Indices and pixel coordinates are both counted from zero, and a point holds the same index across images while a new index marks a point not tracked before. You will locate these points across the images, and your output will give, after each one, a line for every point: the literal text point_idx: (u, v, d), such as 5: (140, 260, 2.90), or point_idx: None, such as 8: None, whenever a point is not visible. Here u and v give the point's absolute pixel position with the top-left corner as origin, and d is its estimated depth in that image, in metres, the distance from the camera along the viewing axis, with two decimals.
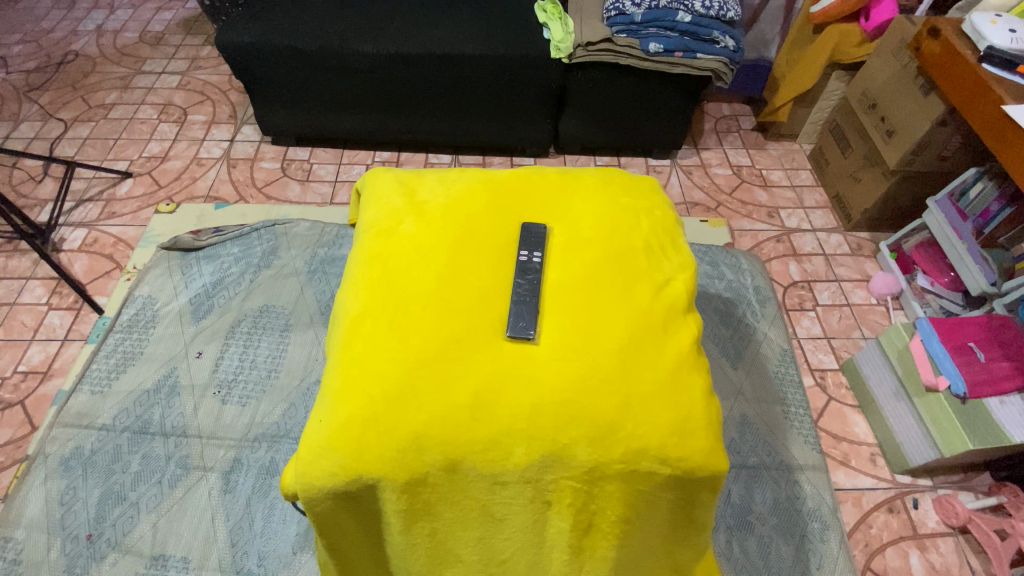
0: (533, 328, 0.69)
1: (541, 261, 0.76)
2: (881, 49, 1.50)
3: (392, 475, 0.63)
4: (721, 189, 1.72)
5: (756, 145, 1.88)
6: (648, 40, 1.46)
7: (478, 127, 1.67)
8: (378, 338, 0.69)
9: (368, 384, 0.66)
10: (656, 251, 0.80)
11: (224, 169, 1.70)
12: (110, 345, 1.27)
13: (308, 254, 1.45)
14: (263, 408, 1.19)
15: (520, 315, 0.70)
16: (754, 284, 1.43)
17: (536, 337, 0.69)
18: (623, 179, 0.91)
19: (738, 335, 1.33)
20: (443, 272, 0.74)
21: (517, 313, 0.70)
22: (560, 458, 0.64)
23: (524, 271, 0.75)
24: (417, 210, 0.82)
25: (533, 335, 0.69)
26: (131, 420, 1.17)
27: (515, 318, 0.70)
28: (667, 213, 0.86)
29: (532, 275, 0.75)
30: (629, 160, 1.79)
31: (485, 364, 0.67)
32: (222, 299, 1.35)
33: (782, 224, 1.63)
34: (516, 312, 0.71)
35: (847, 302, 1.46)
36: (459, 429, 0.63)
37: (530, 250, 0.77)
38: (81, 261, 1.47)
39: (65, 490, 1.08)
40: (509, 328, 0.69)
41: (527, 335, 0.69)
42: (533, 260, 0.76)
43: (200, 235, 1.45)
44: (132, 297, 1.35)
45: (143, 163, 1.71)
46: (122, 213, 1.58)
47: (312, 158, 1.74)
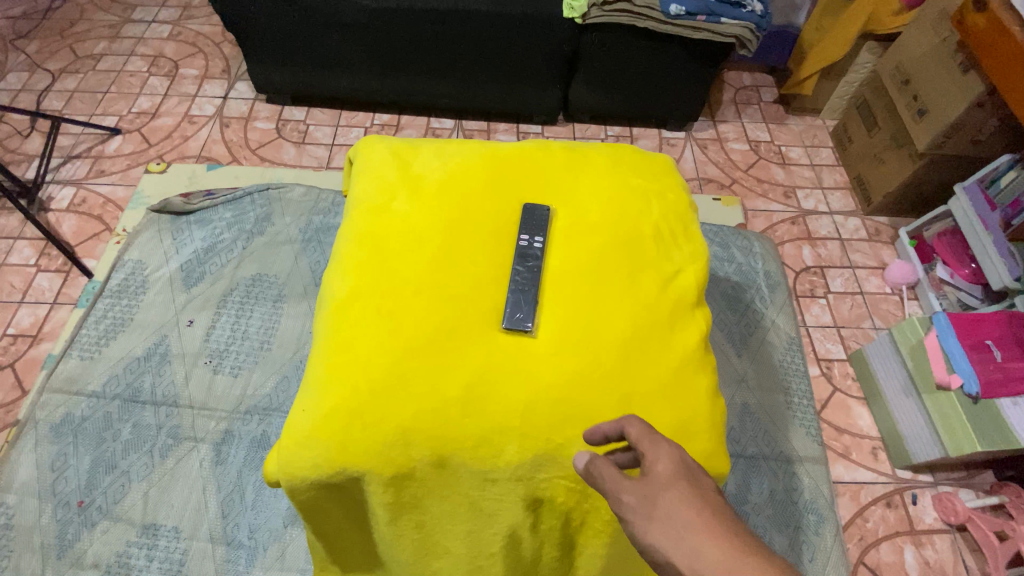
0: (530, 319, 0.65)
1: (543, 247, 0.71)
2: (919, 20, 1.39)
3: (378, 468, 0.60)
4: (737, 165, 1.64)
5: (777, 119, 1.78)
6: (669, 2, 1.36)
7: (483, 91, 1.58)
8: (364, 323, 0.64)
9: (354, 373, 0.62)
10: (666, 239, 0.74)
11: (217, 128, 1.62)
12: (100, 310, 1.24)
13: (303, 221, 1.40)
14: (255, 380, 1.17)
15: (516, 305, 0.66)
16: (764, 268, 1.38)
17: (533, 330, 0.65)
18: (634, 157, 0.85)
19: (745, 321, 1.28)
20: (437, 255, 0.70)
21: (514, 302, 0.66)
22: (554, 458, 0.61)
23: (524, 257, 0.70)
24: (411, 186, 0.77)
25: (529, 328, 0.65)
26: (122, 389, 1.14)
27: (510, 309, 0.66)
28: (680, 197, 0.80)
29: (531, 260, 0.70)
30: (641, 132, 1.70)
31: (478, 356, 0.63)
32: (214, 266, 1.31)
33: (798, 206, 1.56)
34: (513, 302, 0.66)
35: (860, 290, 1.41)
36: (449, 424, 0.60)
37: (531, 234, 0.72)
38: (69, 222, 1.42)
39: (55, 457, 1.07)
40: (505, 319, 0.65)
41: (523, 327, 0.65)
42: (534, 245, 0.71)
43: (190, 198, 1.40)
44: (121, 261, 1.31)
45: (132, 120, 1.64)
46: (112, 172, 1.52)
47: (309, 119, 1.66)
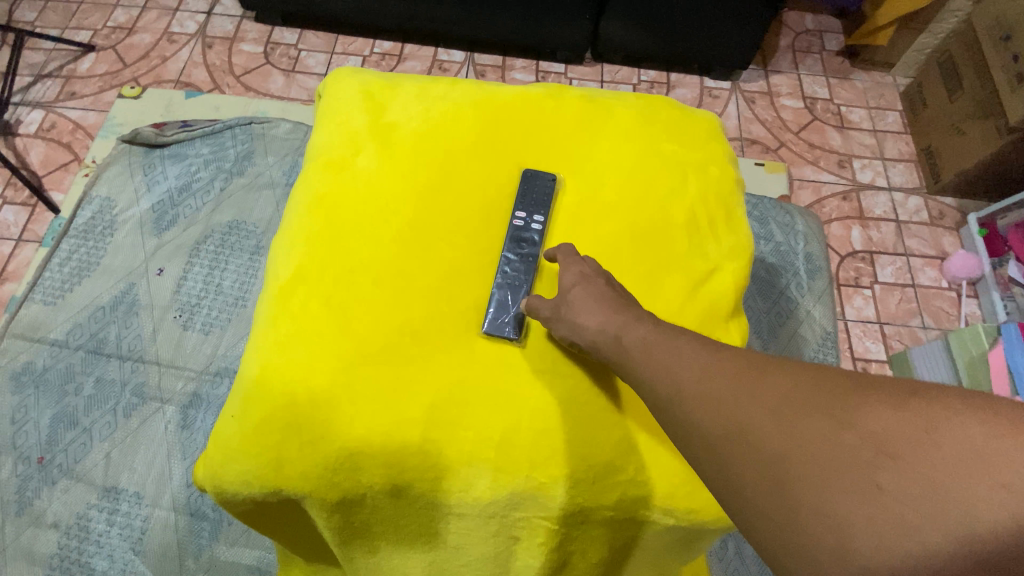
0: (517, 326, 0.54)
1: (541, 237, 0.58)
2: None
3: (319, 494, 0.50)
4: (788, 125, 1.42)
5: (839, 73, 1.53)
6: None
7: (498, 20, 1.36)
8: (311, 315, 0.53)
9: (295, 378, 0.51)
10: (700, 229, 0.59)
11: (198, 49, 1.44)
12: (65, 251, 1.13)
13: (287, 163, 1.25)
14: (227, 340, 1.07)
15: (503, 306, 0.54)
16: (806, 250, 1.20)
17: (520, 341, 0.54)
18: (670, 113, 0.67)
19: (777, 310, 1.13)
20: (407, 233, 0.57)
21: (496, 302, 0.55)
22: (532, 499, 0.50)
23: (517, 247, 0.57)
24: (384, 138, 0.62)
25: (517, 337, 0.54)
26: (85, 339, 1.06)
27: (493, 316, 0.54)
28: (725, 171, 0.64)
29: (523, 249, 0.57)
30: (679, 79, 1.47)
31: (447, 366, 0.52)
32: (188, 208, 1.18)
33: (853, 178, 1.36)
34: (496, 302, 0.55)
35: (911, 282, 1.24)
36: (406, 449, 0.49)
37: (529, 212, 0.58)
38: (37, 149, 1.29)
39: (15, 409, 1.00)
40: (486, 323, 0.54)
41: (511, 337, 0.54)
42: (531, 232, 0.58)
43: (164, 129, 1.25)
44: (88, 196, 1.18)
45: (107, 35, 1.46)
46: (83, 94, 1.37)
47: (300, 44, 1.47)
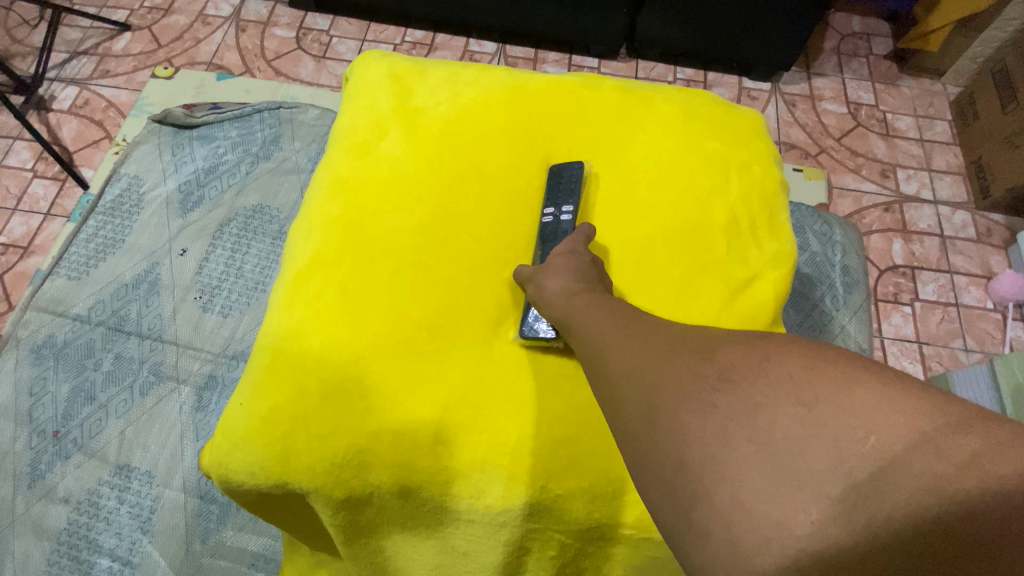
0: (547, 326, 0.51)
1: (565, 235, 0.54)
2: None
3: (325, 489, 0.48)
4: (828, 131, 1.36)
5: (886, 78, 1.46)
6: None
7: (533, 11, 1.33)
8: (326, 303, 0.51)
9: (306, 368, 0.49)
10: (741, 233, 0.55)
11: (232, 31, 1.44)
12: (91, 227, 1.14)
13: (313, 149, 1.24)
14: (245, 324, 1.07)
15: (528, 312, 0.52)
16: (843, 262, 1.14)
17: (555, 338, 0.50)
18: (713, 110, 0.64)
19: (809, 324, 1.08)
20: (429, 223, 0.55)
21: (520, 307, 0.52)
22: (546, 510, 0.48)
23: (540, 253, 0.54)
24: (411, 123, 0.60)
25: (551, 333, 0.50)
26: (107, 316, 1.06)
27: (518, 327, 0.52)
28: (769, 172, 0.60)
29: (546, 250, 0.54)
30: (716, 79, 1.42)
31: (464, 365, 0.50)
32: (213, 190, 1.18)
33: (896, 188, 1.29)
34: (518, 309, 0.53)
35: (954, 301, 1.17)
36: (417, 449, 0.47)
37: (556, 204, 0.56)
38: (70, 125, 1.31)
39: (34, 381, 1.00)
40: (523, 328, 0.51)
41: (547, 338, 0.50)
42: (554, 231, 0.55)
43: (194, 111, 1.26)
44: (116, 174, 1.19)
45: (144, 15, 1.47)
46: (117, 73, 1.38)
47: (332, 31, 1.46)
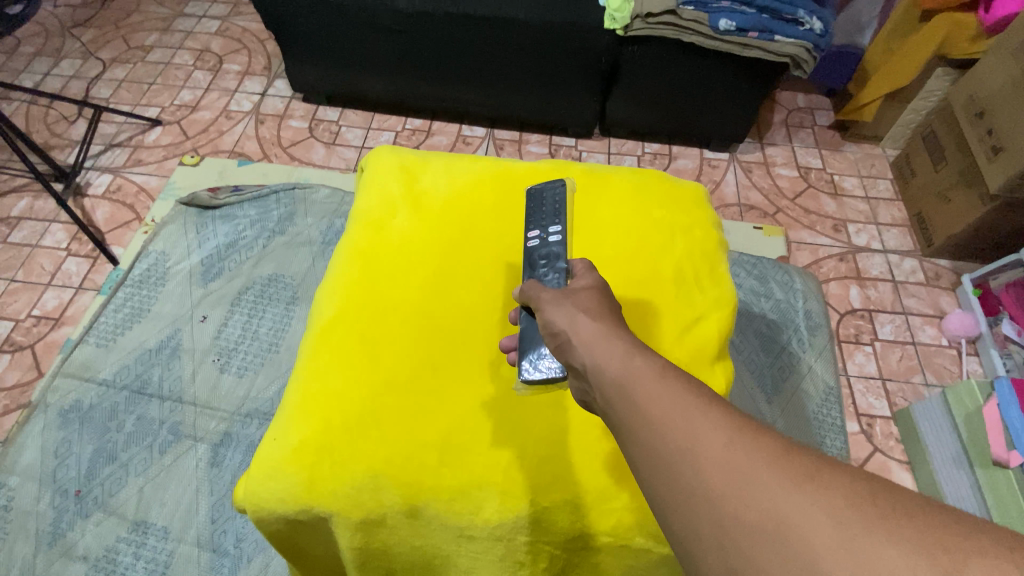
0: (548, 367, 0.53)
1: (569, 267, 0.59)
2: (999, 48, 1.24)
3: (345, 511, 0.56)
4: (783, 193, 1.53)
5: (831, 145, 1.65)
6: (718, 16, 1.26)
7: (518, 99, 1.53)
8: (347, 351, 0.61)
9: (331, 407, 0.59)
10: (688, 282, 0.67)
11: (252, 124, 1.64)
12: (120, 298, 1.25)
13: (324, 223, 1.39)
14: (259, 383, 1.15)
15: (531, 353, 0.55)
16: (805, 307, 1.26)
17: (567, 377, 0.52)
18: (661, 185, 0.78)
19: (779, 364, 1.17)
20: (432, 281, 0.66)
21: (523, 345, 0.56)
22: (536, 523, 0.56)
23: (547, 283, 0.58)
24: (416, 203, 0.73)
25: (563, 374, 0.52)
26: (130, 380, 1.15)
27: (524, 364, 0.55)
28: (709, 233, 0.73)
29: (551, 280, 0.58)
30: (681, 150, 1.61)
31: (463, 398, 0.59)
32: (232, 262, 1.31)
33: (848, 241, 1.44)
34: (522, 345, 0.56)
35: (911, 340, 1.28)
36: (424, 471, 0.56)
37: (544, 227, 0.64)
38: (103, 208, 1.45)
39: (60, 443, 1.07)
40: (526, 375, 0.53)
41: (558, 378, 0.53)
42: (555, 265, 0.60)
43: (218, 193, 1.41)
44: (145, 251, 1.32)
45: (173, 112, 1.66)
46: (148, 161, 1.54)
47: (341, 121, 1.65)
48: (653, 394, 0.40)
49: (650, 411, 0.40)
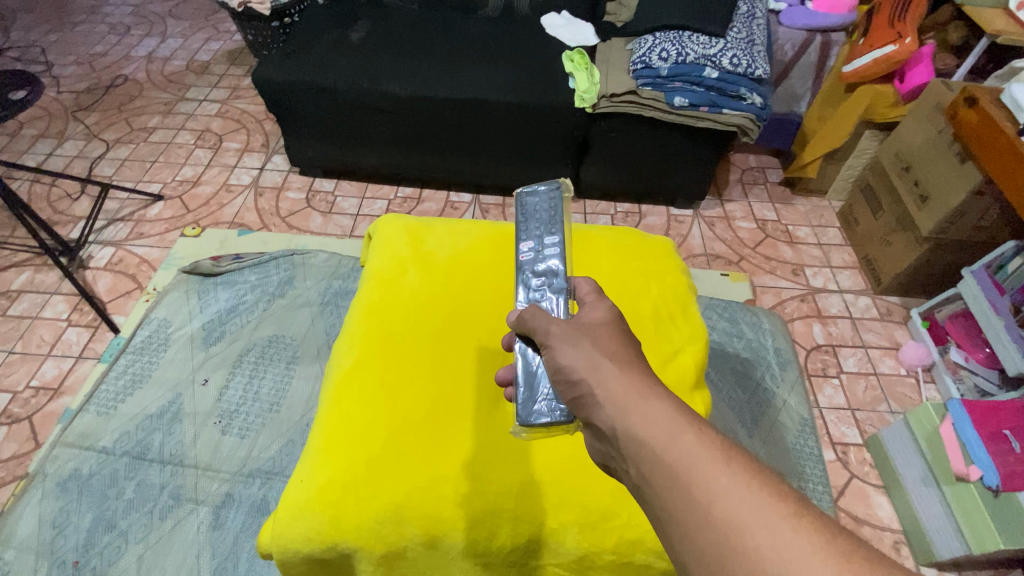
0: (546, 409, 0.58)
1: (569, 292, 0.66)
2: (915, 112, 1.44)
3: (369, 545, 0.61)
4: (744, 243, 1.68)
5: (783, 199, 1.83)
6: (673, 95, 1.45)
7: (501, 167, 1.68)
8: (367, 396, 0.68)
9: (353, 447, 0.65)
10: (665, 321, 0.77)
11: (251, 197, 1.74)
12: (121, 366, 1.28)
13: (322, 285, 1.46)
14: (261, 443, 1.18)
15: (534, 396, 0.59)
16: (774, 346, 1.37)
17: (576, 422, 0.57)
18: (635, 240, 0.90)
19: (756, 400, 1.26)
20: (440, 330, 0.74)
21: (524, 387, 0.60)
22: (545, 545, 0.61)
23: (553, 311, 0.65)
24: (422, 261, 0.83)
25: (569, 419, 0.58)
26: (131, 445, 1.16)
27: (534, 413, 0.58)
28: (678, 279, 0.84)
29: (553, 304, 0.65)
30: (650, 208, 1.77)
31: (474, 433, 0.66)
32: (234, 326, 1.36)
33: (807, 283, 1.58)
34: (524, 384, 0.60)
35: (873, 371, 1.39)
36: (442, 502, 0.61)
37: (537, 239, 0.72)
38: (104, 280, 1.50)
39: (58, 513, 1.07)
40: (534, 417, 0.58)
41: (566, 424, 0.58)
42: (553, 286, 0.67)
43: (219, 261, 1.48)
44: (147, 318, 1.37)
45: (175, 187, 1.76)
46: (149, 234, 1.61)
47: (337, 191, 1.77)
48: (683, 438, 0.42)
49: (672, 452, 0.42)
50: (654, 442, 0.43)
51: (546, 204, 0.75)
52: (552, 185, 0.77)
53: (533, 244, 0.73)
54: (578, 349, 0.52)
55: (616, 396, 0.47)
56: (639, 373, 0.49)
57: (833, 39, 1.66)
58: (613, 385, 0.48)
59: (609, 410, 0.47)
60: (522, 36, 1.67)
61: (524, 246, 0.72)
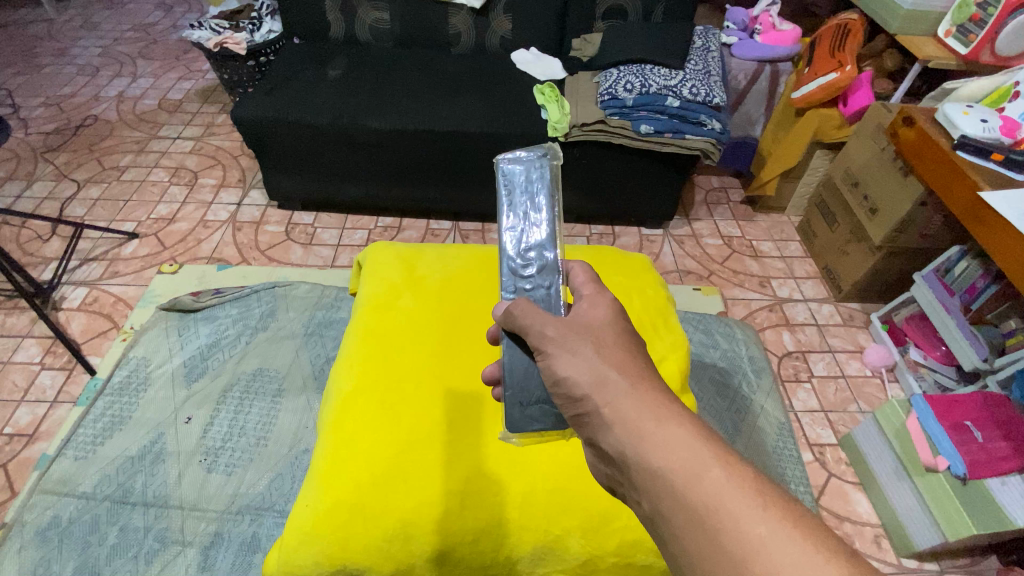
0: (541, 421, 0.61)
1: (563, 279, 0.65)
2: (860, 132, 1.56)
3: (379, 565, 0.62)
4: (713, 258, 1.76)
5: (746, 217, 1.94)
6: (639, 123, 1.54)
7: (479, 196, 1.73)
8: (370, 418, 0.70)
9: (359, 469, 0.66)
10: (649, 331, 0.82)
11: (229, 232, 1.74)
12: (99, 408, 1.25)
13: (305, 316, 1.46)
14: (249, 478, 1.15)
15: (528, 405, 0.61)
16: (748, 354, 1.43)
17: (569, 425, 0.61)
18: (615, 258, 0.95)
19: (735, 407, 1.31)
20: (438, 351, 0.78)
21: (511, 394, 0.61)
22: (551, 552, 0.63)
23: (547, 305, 0.64)
24: (415, 287, 0.86)
25: (563, 423, 0.61)
26: (112, 489, 1.12)
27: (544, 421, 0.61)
28: (658, 291, 0.90)
29: (549, 301, 0.64)
30: (623, 229, 1.84)
31: (476, 448, 0.69)
32: (216, 361, 1.34)
33: (774, 294, 1.67)
34: (511, 390, 0.61)
35: (842, 374, 1.46)
36: (449, 517, 0.63)
37: (524, 218, 0.67)
38: (79, 320, 1.47)
39: (36, 565, 1.02)
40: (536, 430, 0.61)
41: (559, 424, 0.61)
42: (545, 277, 0.65)
43: (199, 296, 1.47)
44: (125, 358, 1.34)
45: (150, 225, 1.74)
46: (125, 273, 1.59)
47: (316, 224, 1.79)
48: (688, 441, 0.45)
49: (696, 488, 0.42)
50: (656, 442, 0.46)
51: (529, 173, 0.69)
52: (536, 151, 0.71)
53: (518, 220, 0.68)
54: (582, 360, 0.53)
55: (627, 418, 0.48)
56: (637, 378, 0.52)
57: (781, 68, 1.79)
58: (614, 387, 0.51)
59: (619, 431, 0.48)
60: (494, 71, 1.75)
61: (506, 223, 0.68)
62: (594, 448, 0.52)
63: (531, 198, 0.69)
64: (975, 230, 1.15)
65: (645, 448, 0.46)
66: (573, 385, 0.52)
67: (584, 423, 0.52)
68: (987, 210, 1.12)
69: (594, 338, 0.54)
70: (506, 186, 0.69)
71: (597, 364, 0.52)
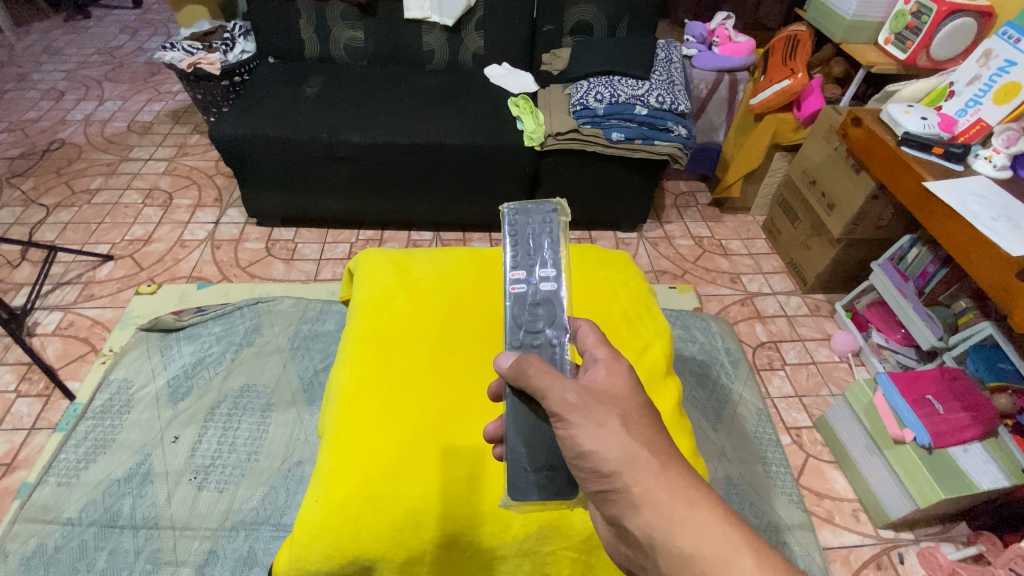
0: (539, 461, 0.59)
1: (570, 336, 0.66)
2: (814, 134, 1.68)
3: (388, 555, 0.63)
4: (686, 258, 1.84)
5: (714, 217, 2.03)
6: (610, 130, 1.61)
7: (458, 206, 1.78)
8: (374, 416, 0.72)
9: (366, 463, 0.68)
10: (634, 320, 0.87)
11: (207, 250, 1.73)
12: (81, 433, 1.22)
13: (291, 330, 1.45)
14: (242, 494, 1.13)
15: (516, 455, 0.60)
16: (724, 346, 1.49)
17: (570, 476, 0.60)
18: (599, 256, 1.00)
19: (716, 396, 1.36)
20: (436, 347, 0.81)
21: (515, 456, 0.60)
22: (558, 528, 0.66)
23: (553, 361, 0.65)
24: (409, 289, 0.89)
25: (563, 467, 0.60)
26: (99, 514, 1.09)
27: (561, 485, 0.60)
28: (639, 285, 0.95)
29: (560, 359, 0.65)
30: (599, 234, 1.91)
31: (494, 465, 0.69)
32: (202, 379, 1.32)
33: (745, 289, 1.75)
34: (515, 453, 0.60)
35: (812, 360, 1.55)
36: (456, 503, 0.65)
37: (530, 272, 0.70)
38: (54, 345, 1.44)
39: None
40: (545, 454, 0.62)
41: (555, 489, 0.60)
42: (553, 334, 0.66)
43: (181, 315, 1.45)
44: (105, 381, 1.31)
45: (125, 246, 1.72)
46: (101, 295, 1.56)
47: (297, 239, 1.80)
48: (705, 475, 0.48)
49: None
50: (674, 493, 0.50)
51: (539, 226, 0.73)
52: (546, 207, 0.74)
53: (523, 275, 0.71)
54: (611, 434, 0.53)
55: (659, 501, 0.50)
56: (647, 420, 0.56)
57: (739, 78, 1.89)
58: (630, 421, 0.54)
59: (649, 513, 0.50)
60: (469, 86, 1.80)
61: (514, 274, 0.70)
62: (616, 526, 0.54)
63: (539, 250, 0.71)
64: (919, 216, 1.26)
65: (677, 534, 0.49)
66: (600, 460, 0.53)
67: (608, 499, 0.53)
68: (932, 199, 1.22)
69: (619, 411, 0.55)
70: (517, 239, 0.72)
71: (625, 441, 0.53)
